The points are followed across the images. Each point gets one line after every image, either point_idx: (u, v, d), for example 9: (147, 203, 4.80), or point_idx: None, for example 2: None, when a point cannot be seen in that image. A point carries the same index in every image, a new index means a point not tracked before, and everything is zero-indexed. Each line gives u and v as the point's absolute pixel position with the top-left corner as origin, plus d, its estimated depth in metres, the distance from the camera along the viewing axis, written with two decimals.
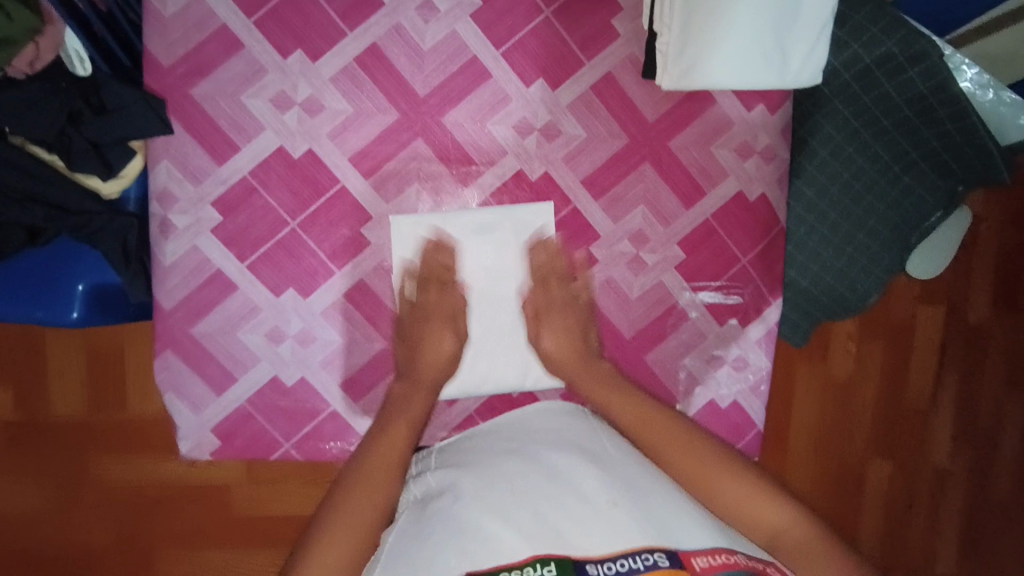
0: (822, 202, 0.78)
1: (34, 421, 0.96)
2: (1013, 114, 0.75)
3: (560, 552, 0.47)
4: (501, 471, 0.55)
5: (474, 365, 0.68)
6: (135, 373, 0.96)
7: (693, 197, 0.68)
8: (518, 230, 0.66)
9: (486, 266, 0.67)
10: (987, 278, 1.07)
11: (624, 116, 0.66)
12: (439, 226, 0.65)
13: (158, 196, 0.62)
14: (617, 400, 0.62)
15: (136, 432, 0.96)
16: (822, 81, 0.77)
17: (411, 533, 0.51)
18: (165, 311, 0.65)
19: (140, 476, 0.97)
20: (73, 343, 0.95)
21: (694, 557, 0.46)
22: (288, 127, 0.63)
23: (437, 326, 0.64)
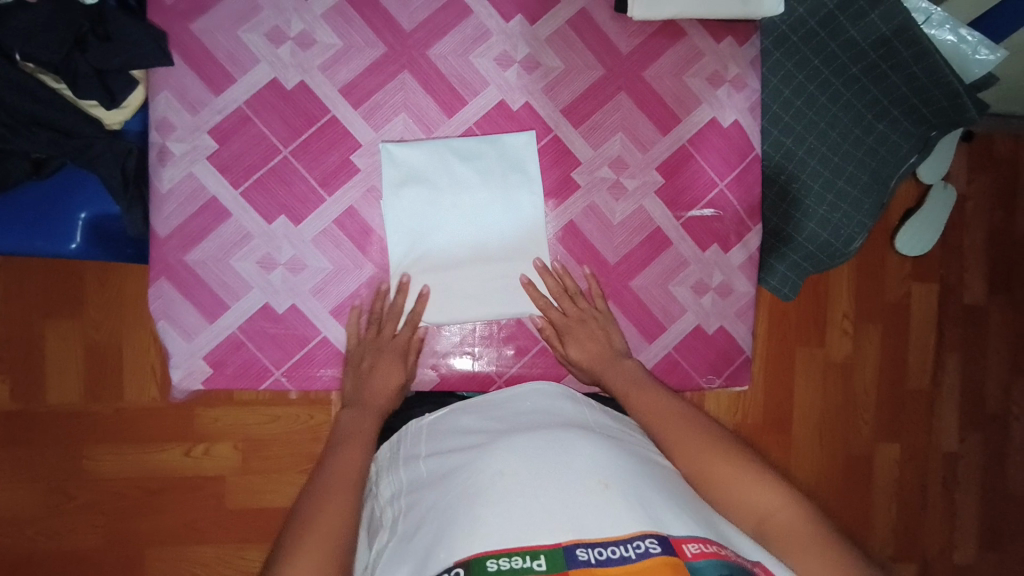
0: (800, 151, 0.83)
1: (27, 412, 0.96)
2: (972, 50, 0.79)
3: (550, 540, 0.47)
4: (493, 455, 0.55)
5: (460, 289, 0.70)
6: (134, 365, 0.97)
7: (668, 124, 0.72)
8: (503, 158, 0.69)
9: (473, 193, 0.68)
10: (980, 263, 1.26)
11: (599, 49, 0.71)
12: (428, 153, 0.68)
13: (157, 125, 0.66)
14: (637, 395, 0.65)
15: (130, 424, 0.98)
16: (790, 28, 0.80)
17: (406, 528, 0.53)
18: (161, 238, 0.67)
19: (136, 470, 0.98)
20: (73, 330, 0.96)
21: (685, 544, 0.48)
22: (282, 60, 0.67)
23: (386, 365, 0.68)
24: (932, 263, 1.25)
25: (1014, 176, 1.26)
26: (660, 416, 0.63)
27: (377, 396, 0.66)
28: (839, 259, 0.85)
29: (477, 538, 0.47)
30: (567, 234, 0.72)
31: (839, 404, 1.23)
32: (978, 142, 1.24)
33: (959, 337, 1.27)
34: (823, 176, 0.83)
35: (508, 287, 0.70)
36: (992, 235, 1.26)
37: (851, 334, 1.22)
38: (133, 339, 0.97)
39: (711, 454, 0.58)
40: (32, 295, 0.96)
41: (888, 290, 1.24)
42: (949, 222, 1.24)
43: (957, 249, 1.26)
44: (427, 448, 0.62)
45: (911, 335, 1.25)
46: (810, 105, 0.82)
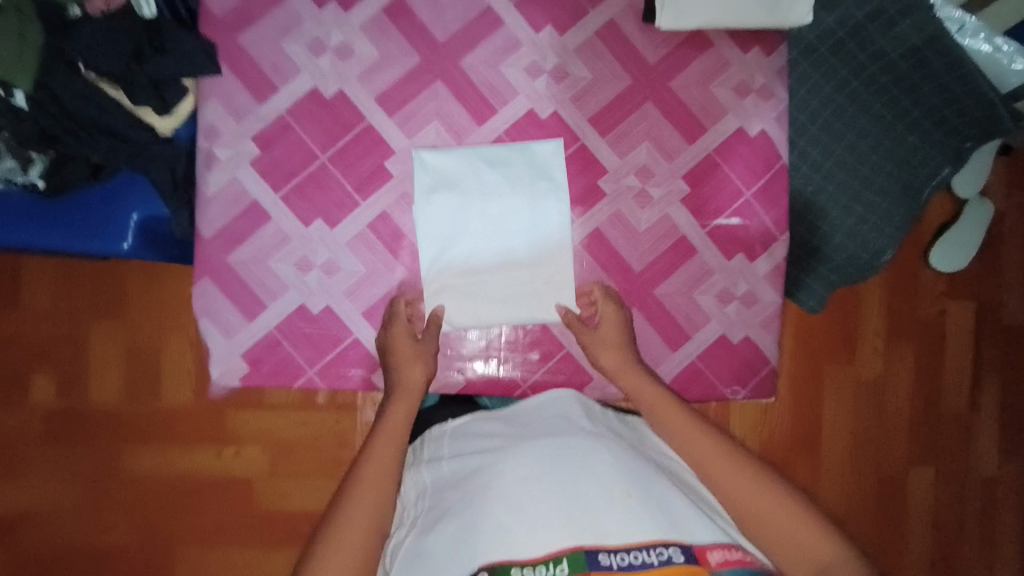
0: (828, 161, 0.83)
1: (70, 410, 1.01)
2: (1008, 59, 0.78)
3: (574, 542, 0.48)
4: (514, 459, 0.56)
5: (486, 293, 0.71)
6: (171, 365, 1.01)
7: (695, 132, 0.73)
8: (532, 165, 0.71)
9: (502, 200, 0.70)
10: (1021, 282, 1.23)
11: (627, 60, 0.72)
12: (459, 160, 0.70)
13: (205, 132, 0.70)
14: (655, 401, 0.65)
15: (164, 423, 1.01)
16: (817, 40, 0.80)
17: (428, 528, 0.54)
18: (205, 240, 0.70)
19: (167, 468, 1.01)
20: (114, 331, 1.01)
21: (711, 552, 0.48)
22: (322, 70, 0.70)
23: (418, 364, 0.68)
24: (967, 280, 1.22)
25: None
26: (674, 424, 0.63)
27: (403, 401, 0.66)
28: (869, 270, 0.85)
29: (499, 543, 0.48)
30: (594, 241, 0.73)
31: (871, 424, 1.20)
32: (1017, 156, 1.21)
33: (998, 358, 1.23)
34: (852, 187, 0.82)
35: (535, 293, 0.71)
36: None
37: (883, 352, 1.19)
38: (171, 341, 1.01)
39: (729, 474, 0.58)
40: (79, 295, 1.00)
41: (922, 306, 1.21)
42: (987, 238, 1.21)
43: (995, 266, 1.22)
44: (450, 449, 0.62)
45: (948, 355, 1.22)
46: (838, 116, 0.82)
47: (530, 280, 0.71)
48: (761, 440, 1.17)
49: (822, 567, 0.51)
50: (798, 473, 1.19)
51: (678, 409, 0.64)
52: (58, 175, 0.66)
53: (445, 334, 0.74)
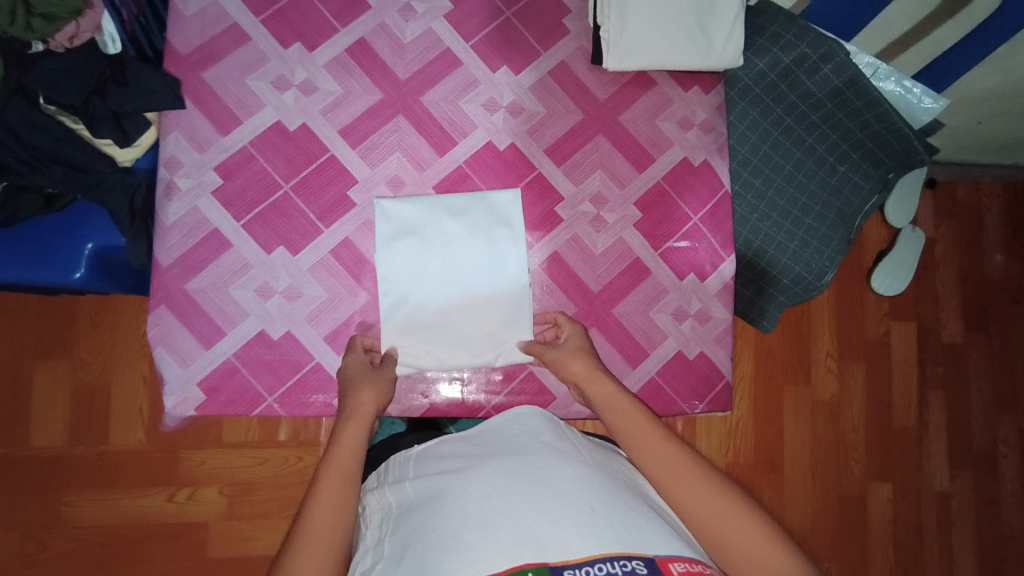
0: (770, 190, 0.89)
1: (10, 456, 0.95)
2: (917, 99, 0.87)
3: (536, 559, 0.48)
4: (477, 478, 0.56)
5: (442, 337, 0.72)
6: (123, 406, 0.98)
7: (644, 162, 0.78)
8: (491, 210, 0.74)
9: (461, 246, 0.72)
10: (954, 303, 1.32)
11: (579, 96, 0.77)
12: (420, 209, 0.73)
13: (166, 162, 0.71)
14: (614, 412, 0.65)
15: (112, 468, 0.97)
16: (752, 81, 0.88)
17: (393, 553, 0.53)
18: (163, 268, 0.70)
19: (115, 517, 0.96)
20: (62, 371, 0.97)
21: (671, 563, 0.49)
22: (286, 104, 0.73)
23: (370, 391, 0.67)
24: (906, 302, 1.30)
25: (976, 220, 1.33)
26: (638, 437, 0.63)
27: (349, 437, 0.63)
28: (815, 291, 0.87)
29: (462, 562, 0.47)
30: (552, 263, 0.76)
31: (828, 442, 1.25)
32: (941, 189, 1.32)
33: (941, 375, 1.30)
34: (793, 213, 0.89)
35: (488, 338, 0.73)
36: (962, 277, 1.32)
37: (835, 372, 1.25)
38: (123, 381, 0.98)
39: (690, 486, 0.58)
40: (24, 336, 0.97)
41: (868, 327, 1.29)
42: (921, 264, 1.31)
43: (930, 289, 1.31)
44: (415, 470, 0.62)
45: (894, 373, 1.28)
46: (776, 149, 0.89)
47: (484, 317, 0.73)
48: (725, 462, 1.20)
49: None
50: (763, 495, 1.21)
51: (644, 423, 0.64)
52: (8, 203, 0.66)
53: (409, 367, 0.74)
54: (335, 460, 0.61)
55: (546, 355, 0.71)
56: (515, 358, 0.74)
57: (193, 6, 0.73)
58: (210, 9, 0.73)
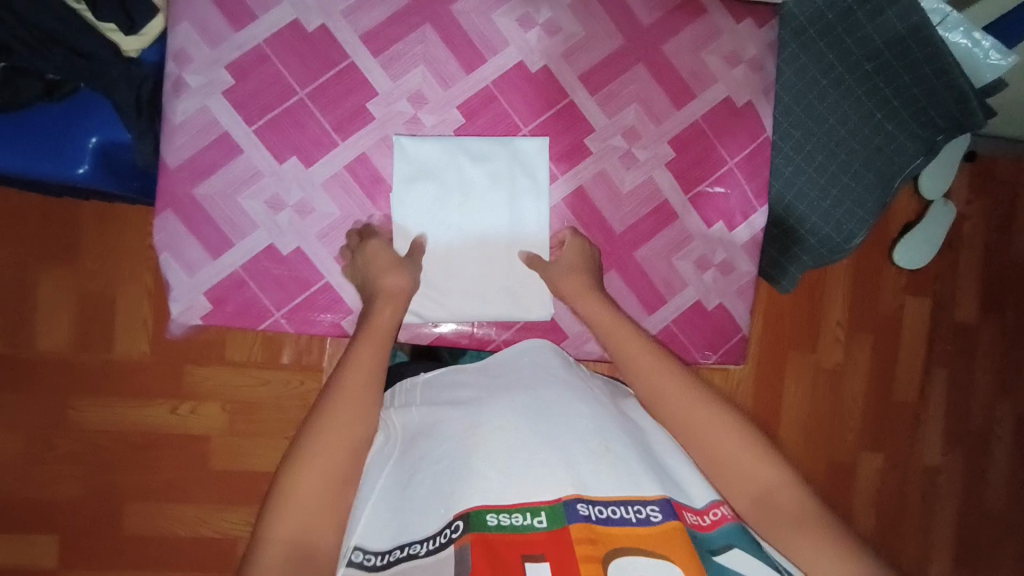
0: (808, 144, 0.83)
1: (17, 357, 0.96)
2: (983, 54, 0.80)
3: (552, 493, 0.47)
4: (488, 410, 0.53)
5: (456, 288, 0.70)
6: (127, 316, 0.97)
7: (684, 99, 0.73)
8: (514, 158, 0.70)
9: (482, 194, 0.69)
10: (975, 283, 1.28)
11: (621, 19, 0.71)
12: (440, 150, 0.69)
13: (175, 55, 0.67)
14: (636, 351, 0.61)
15: (115, 376, 0.97)
16: (806, 21, 0.81)
17: (400, 480, 0.52)
18: (170, 169, 0.67)
19: (117, 423, 0.98)
20: (67, 277, 0.96)
21: (684, 511, 0.49)
22: (306, 2, 0.67)
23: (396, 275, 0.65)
24: (927, 278, 1.26)
25: (1012, 198, 1.28)
26: (654, 377, 0.59)
27: (364, 360, 0.57)
28: (839, 254, 0.85)
29: (474, 493, 0.47)
30: (576, 199, 0.72)
31: (828, 408, 1.25)
32: (980, 163, 1.26)
33: (948, 353, 1.29)
34: (829, 169, 0.83)
35: (504, 290, 0.71)
36: (987, 256, 1.28)
37: (842, 342, 1.24)
38: (127, 292, 0.97)
39: (682, 399, 0.57)
40: (27, 236, 0.95)
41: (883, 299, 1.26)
42: (948, 238, 1.26)
43: (953, 266, 1.27)
44: (422, 397, 0.60)
45: (902, 348, 1.27)
46: (822, 100, 0.82)
47: (499, 266, 0.71)
48: None
49: (791, 518, 0.51)
50: None
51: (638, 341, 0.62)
52: (7, 89, 0.63)
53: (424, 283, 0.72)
54: (348, 385, 0.55)
55: (554, 277, 0.69)
56: (528, 313, 0.72)
57: None
58: None
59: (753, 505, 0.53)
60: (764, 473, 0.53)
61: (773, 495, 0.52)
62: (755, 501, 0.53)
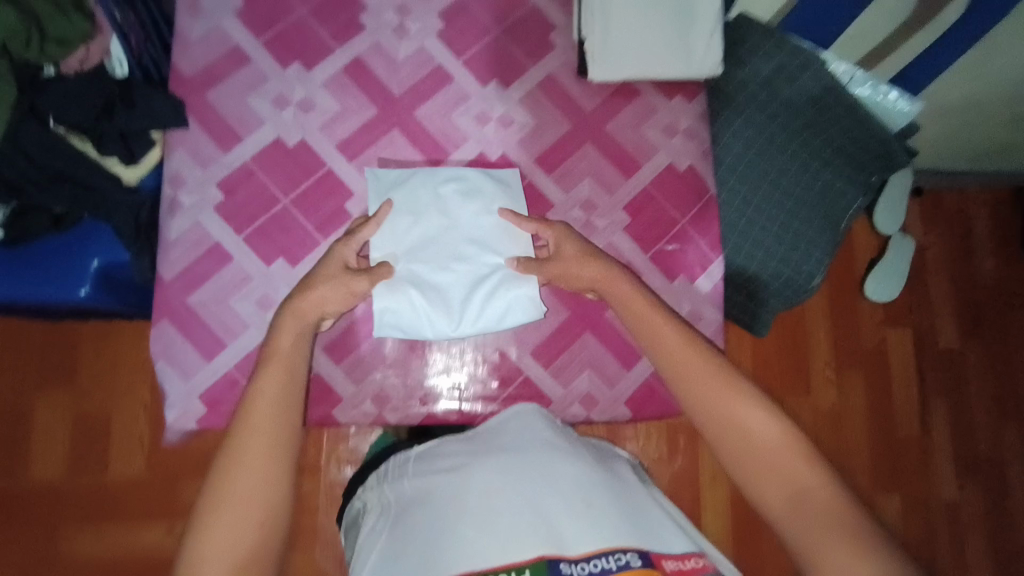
0: (755, 197, 0.90)
1: (10, 489, 0.95)
2: (892, 103, 0.91)
3: (536, 552, 0.48)
4: (476, 475, 0.55)
5: (439, 297, 0.73)
6: (122, 434, 0.97)
7: (631, 168, 0.81)
8: (485, 177, 0.76)
9: (457, 213, 0.75)
10: (949, 310, 1.33)
11: (566, 107, 0.81)
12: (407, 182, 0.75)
13: (170, 180, 0.74)
14: (678, 349, 0.66)
15: (110, 499, 0.96)
16: (733, 91, 0.90)
17: (390, 553, 0.52)
18: (166, 282, 0.72)
19: (112, 548, 0.95)
20: (64, 402, 0.97)
21: (664, 560, 0.50)
22: (285, 121, 0.76)
23: (328, 287, 0.67)
24: (900, 310, 1.31)
25: (964, 228, 1.36)
26: (692, 375, 0.65)
27: (268, 395, 0.60)
28: (804, 294, 0.90)
29: (461, 561, 0.48)
30: None
31: (833, 447, 1.25)
32: (927, 198, 1.36)
33: (941, 381, 1.31)
34: (780, 218, 0.89)
35: (491, 296, 0.73)
36: (955, 281, 1.34)
37: (833, 382, 1.26)
38: (123, 410, 0.98)
39: (722, 393, 0.64)
40: (30, 360, 0.98)
41: (864, 334, 1.30)
42: (914, 271, 1.33)
43: (924, 294, 1.33)
44: (414, 468, 0.61)
45: (893, 378, 1.29)
46: (760, 156, 0.90)
47: (484, 281, 0.73)
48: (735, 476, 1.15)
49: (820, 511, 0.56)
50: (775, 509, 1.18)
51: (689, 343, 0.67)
52: (18, 225, 0.71)
53: (412, 344, 0.75)
54: (250, 419, 0.58)
55: (551, 271, 0.72)
56: (518, 318, 0.73)
57: (199, 30, 0.76)
58: (213, 35, 0.76)
59: (788, 502, 0.58)
60: (802, 470, 0.58)
61: (809, 493, 0.57)
62: (789, 498, 0.58)
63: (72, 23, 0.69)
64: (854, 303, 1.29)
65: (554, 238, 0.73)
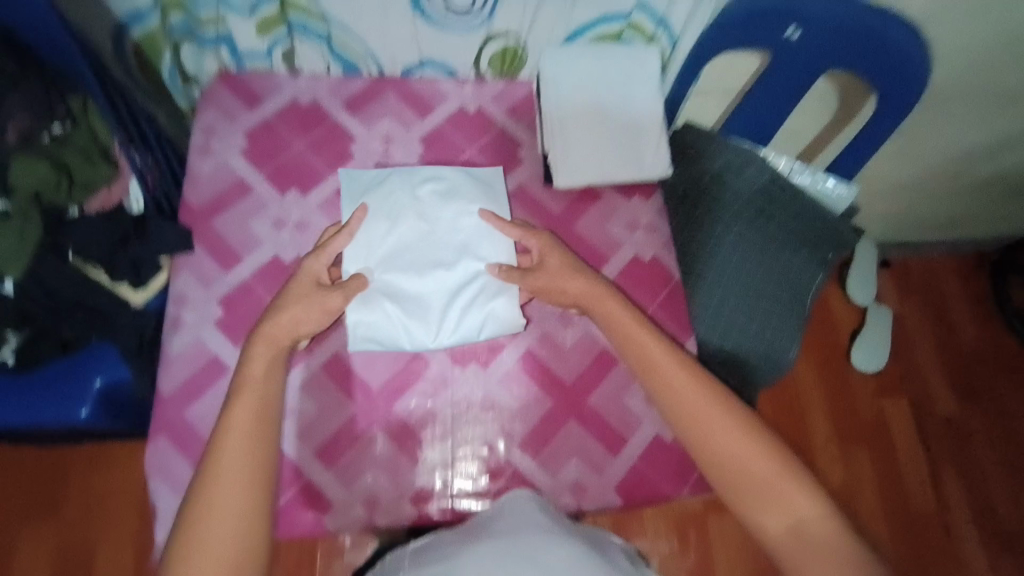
0: (724, 280, 0.96)
1: None
2: (829, 189, 1.00)
3: None
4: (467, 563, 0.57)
5: (416, 300, 0.80)
6: (105, 561, 1.03)
7: (600, 262, 0.88)
8: (454, 184, 0.86)
9: (430, 219, 0.83)
10: (947, 380, 1.49)
11: (537, 212, 0.89)
12: (382, 197, 0.84)
13: (175, 300, 0.80)
14: (678, 394, 0.72)
15: None
16: (687, 187, 0.98)
17: None
18: (165, 396, 0.75)
19: None
20: (51, 530, 1.04)
21: None
22: (283, 241, 0.84)
23: (303, 307, 0.74)
24: (893, 381, 1.46)
25: (938, 298, 1.56)
26: (695, 417, 0.71)
27: (240, 417, 0.65)
28: (784, 367, 0.96)
29: None
30: (525, 361, 0.81)
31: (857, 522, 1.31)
32: (896, 268, 1.57)
33: (947, 449, 1.42)
34: (750, 298, 0.96)
35: (471, 301, 0.81)
36: (943, 349, 1.51)
37: (839, 459, 1.37)
38: (109, 537, 1.05)
39: (723, 432, 0.70)
40: (25, 482, 1.06)
41: (862, 409, 1.43)
42: (897, 341, 1.51)
43: (914, 366, 1.49)
44: (408, 563, 0.61)
45: (897, 449, 1.40)
46: (722, 243, 0.97)
47: (461, 292, 0.81)
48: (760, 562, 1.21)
49: (817, 538, 0.64)
50: None
51: (694, 381, 0.73)
52: (28, 351, 0.77)
53: (401, 443, 0.76)
54: (227, 437, 0.64)
55: (533, 283, 0.80)
56: (499, 328, 0.80)
57: (207, 168, 0.86)
58: (219, 171, 0.86)
59: (789, 532, 0.65)
60: (795, 496, 0.66)
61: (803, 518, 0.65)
62: (787, 526, 0.65)
63: (96, 169, 0.79)
64: (847, 374, 1.44)
65: (537, 247, 0.82)
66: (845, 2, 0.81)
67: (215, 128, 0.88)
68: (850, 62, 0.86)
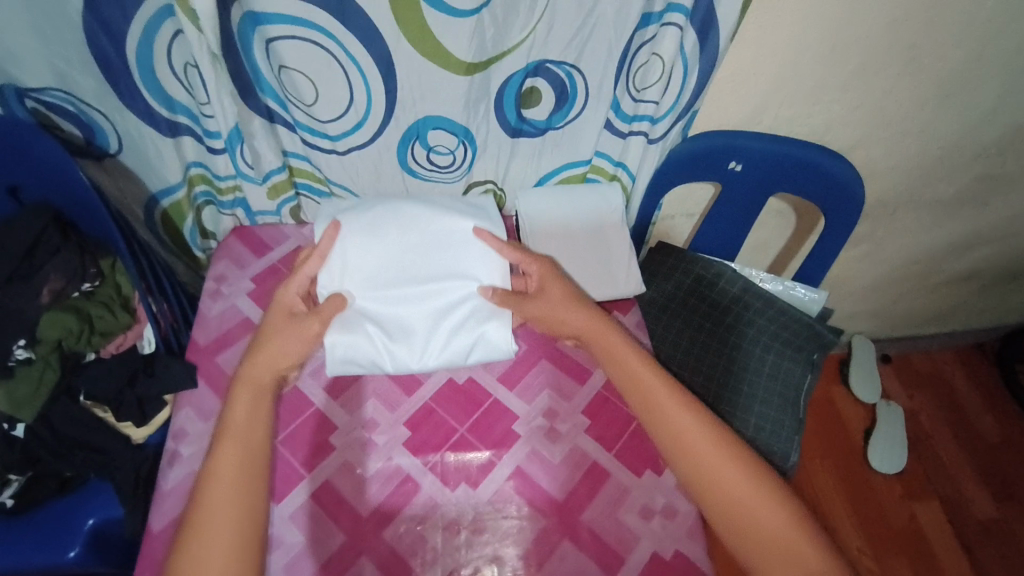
0: (711, 386, 0.98)
1: None
2: (797, 293, 1.06)
3: None
4: None
5: (398, 316, 0.85)
6: None
7: (583, 374, 0.91)
8: (436, 205, 0.92)
9: (413, 237, 0.89)
10: (979, 480, 1.41)
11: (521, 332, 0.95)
12: (369, 216, 0.90)
13: (174, 434, 0.81)
14: (680, 435, 0.73)
15: None
16: (665, 299, 1.04)
17: None
18: (154, 532, 0.73)
19: None
20: None
21: None
22: None
23: (286, 338, 0.78)
24: (919, 482, 1.39)
25: (947, 391, 1.54)
26: (696, 456, 0.72)
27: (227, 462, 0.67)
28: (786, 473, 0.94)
29: None
30: (516, 478, 0.81)
31: None
32: (897, 362, 1.57)
33: (995, 557, 1.31)
34: (741, 403, 0.97)
35: (459, 325, 0.85)
36: (963, 444, 1.46)
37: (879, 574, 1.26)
38: None
39: (725, 471, 0.70)
40: None
41: (891, 514, 1.35)
42: (915, 439, 1.46)
43: (940, 465, 1.42)
44: None
45: (942, 560, 1.29)
46: (705, 351, 1.01)
47: (446, 314, 0.85)
48: None
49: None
50: None
51: (698, 420, 0.74)
52: (30, 492, 0.82)
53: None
54: (214, 485, 0.65)
55: (526, 311, 0.85)
56: (489, 351, 0.86)
57: (215, 309, 0.93)
58: (227, 311, 0.93)
59: None
60: (801, 545, 0.66)
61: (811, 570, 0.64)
62: None
63: (116, 318, 0.85)
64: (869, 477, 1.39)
65: (537, 274, 0.87)
66: (777, 141, 0.93)
67: (226, 275, 0.97)
68: (792, 184, 0.96)
